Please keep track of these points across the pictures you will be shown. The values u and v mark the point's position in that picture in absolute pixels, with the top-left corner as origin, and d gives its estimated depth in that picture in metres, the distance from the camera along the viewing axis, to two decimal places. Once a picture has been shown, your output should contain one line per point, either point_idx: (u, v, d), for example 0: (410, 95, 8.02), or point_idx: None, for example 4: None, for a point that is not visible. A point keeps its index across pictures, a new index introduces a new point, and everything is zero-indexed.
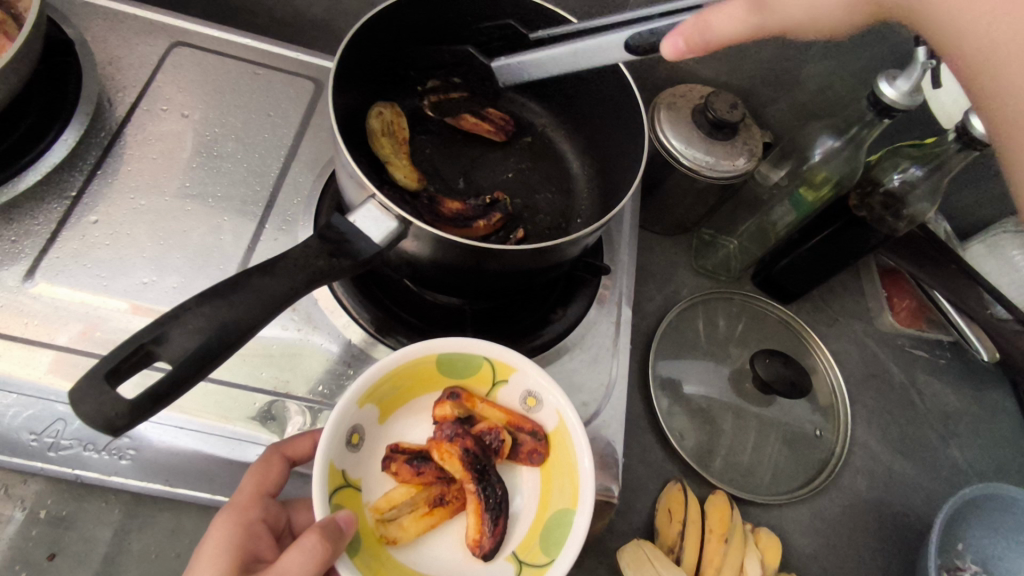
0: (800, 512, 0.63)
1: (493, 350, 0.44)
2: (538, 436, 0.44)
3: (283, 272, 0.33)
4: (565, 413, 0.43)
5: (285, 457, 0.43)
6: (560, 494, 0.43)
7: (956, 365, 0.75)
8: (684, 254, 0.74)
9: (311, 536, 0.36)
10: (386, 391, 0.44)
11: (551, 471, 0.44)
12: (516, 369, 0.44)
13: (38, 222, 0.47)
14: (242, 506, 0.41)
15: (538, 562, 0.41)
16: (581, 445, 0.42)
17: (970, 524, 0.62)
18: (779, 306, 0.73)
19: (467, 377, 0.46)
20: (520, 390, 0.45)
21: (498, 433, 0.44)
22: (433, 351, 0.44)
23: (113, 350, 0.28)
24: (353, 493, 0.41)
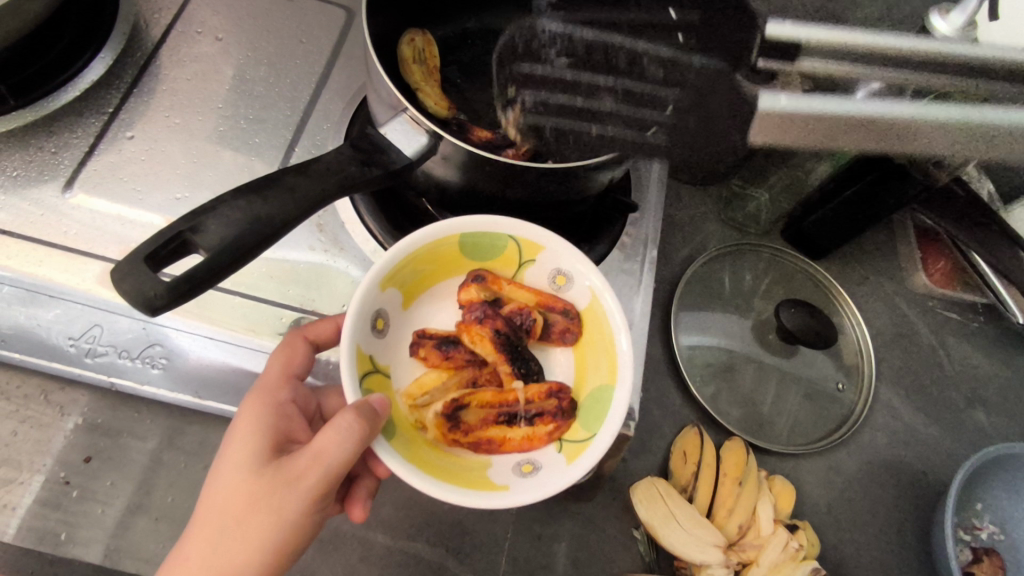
0: (816, 464, 0.63)
1: (520, 229, 0.43)
2: (569, 315, 0.44)
3: (316, 175, 0.33)
4: (597, 289, 0.42)
5: (307, 340, 0.44)
6: (597, 372, 0.43)
7: (989, 330, 0.73)
8: (713, 205, 0.73)
9: (347, 415, 0.37)
10: (409, 275, 0.44)
11: (585, 349, 0.44)
12: (543, 247, 0.44)
13: (77, 135, 0.48)
14: (270, 388, 0.43)
15: (578, 437, 0.40)
16: (616, 321, 0.42)
17: (990, 485, 0.61)
18: (805, 260, 0.72)
19: (492, 260, 0.45)
20: (549, 269, 0.45)
21: (528, 313, 0.44)
22: (456, 232, 0.43)
23: (152, 235, 0.29)
24: (382, 378, 0.42)
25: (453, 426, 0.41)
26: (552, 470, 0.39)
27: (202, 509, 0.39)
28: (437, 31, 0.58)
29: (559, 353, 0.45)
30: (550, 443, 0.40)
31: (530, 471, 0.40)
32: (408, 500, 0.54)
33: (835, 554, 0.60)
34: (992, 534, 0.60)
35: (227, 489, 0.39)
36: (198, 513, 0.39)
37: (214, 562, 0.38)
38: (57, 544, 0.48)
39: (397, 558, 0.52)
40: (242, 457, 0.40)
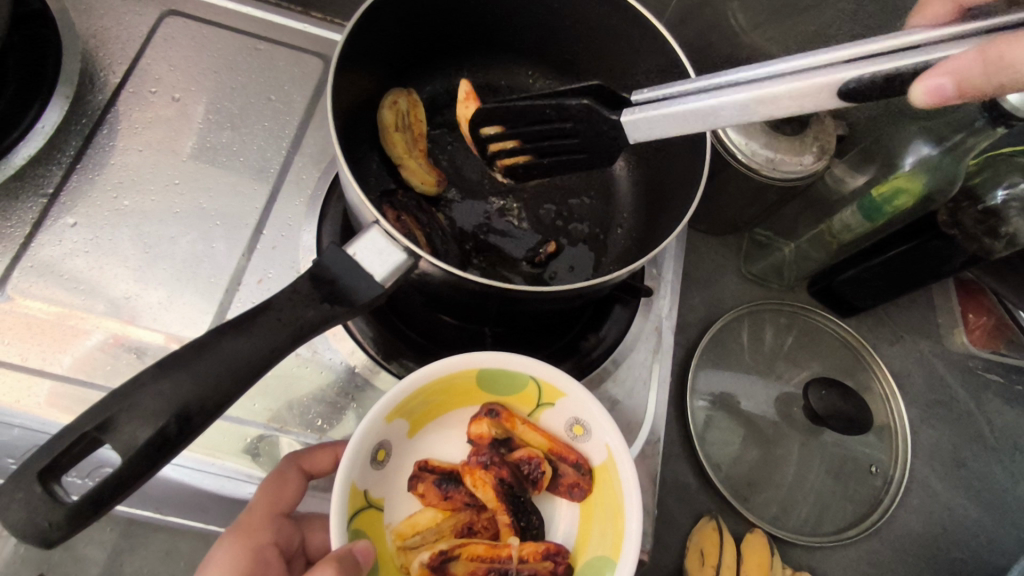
0: (845, 554, 0.58)
1: (540, 369, 0.37)
2: (582, 469, 0.38)
3: (262, 331, 0.27)
4: (615, 449, 0.36)
5: (302, 471, 0.38)
6: (601, 537, 0.37)
7: None
8: (733, 256, 0.67)
9: (324, 567, 0.31)
10: (419, 405, 0.38)
11: (592, 512, 0.38)
12: (566, 394, 0.38)
13: (11, 224, 0.42)
14: (253, 527, 0.37)
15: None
16: (632, 492, 0.35)
17: None
18: (836, 321, 0.65)
19: (509, 394, 0.39)
20: (568, 416, 0.39)
21: (538, 463, 0.39)
22: (474, 366, 0.37)
23: (50, 440, 0.23)
24: (376, 515, 0.36)
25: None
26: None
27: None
28: (426, 86, 0.51)
29: (562, 509, 0.39)
30: None
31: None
32: None
33: None
34: None
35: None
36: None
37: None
38: None
39: None
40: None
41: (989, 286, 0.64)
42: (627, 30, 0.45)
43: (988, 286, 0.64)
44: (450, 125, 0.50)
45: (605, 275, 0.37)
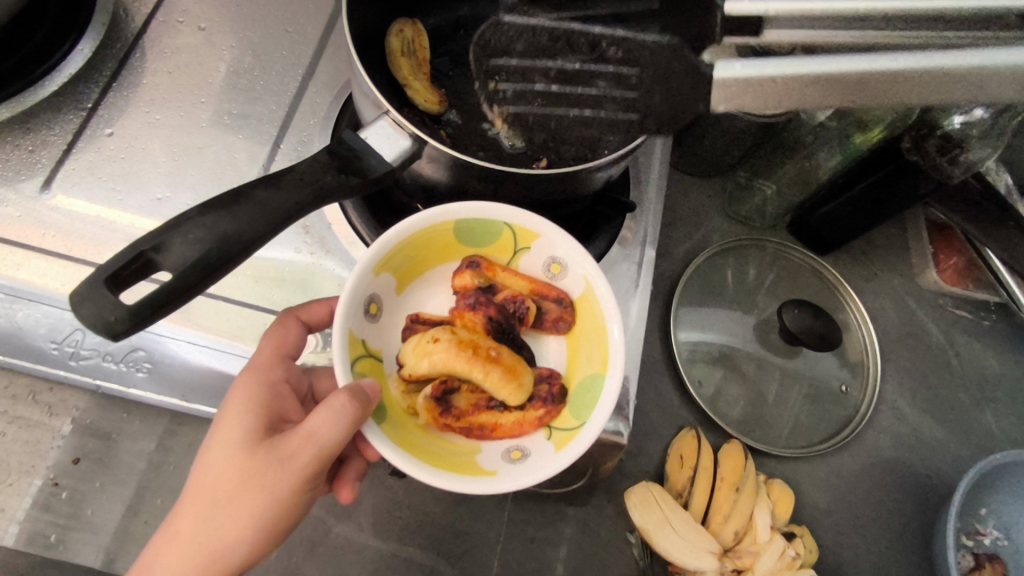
0: (817, 466, 0.62)
1: (514, 216, 0.42)
2: (563, 303, 0.43)
3: (288, 186, 0.32)
4: (591, 277, 0.41)
5: (300, 321, 0.42)
6: (588, 360, 0.42)
7: (1001, 328, 0.71)
8: (718, 198, 0.71)
9: (340, 396, 0.35)
10: (403, 262, 0.42)
11: (578, 340, 0.43)
12: (540, 234, 0.42)
13: (55, 133, 0.47)
14: (263, 365, 0.41)
15: (567, 426, 0.39)
16: (610, 309, 0.41)
17: (995, 491, 0.59)
18: (813, 256, 0.69)
19: (487, 246, 0.44)
20: (544, 257, 0.43)
21: (523, 302, 0.43)
22: (451, 218, 0.41)
23: (114, 256, 0.28)
24: (376, 362, 0.41)
25: (445, 411, 0.39)
26: (541, 457, 0.38)
27: (195, 485, 0.38)
28: (428, 21, 0.56)
29: (548, 343, 0.44)
30: (540, 427, 0.40)
31: (519, 457, 0.38)
32: (398, 504, 0.53)
33: (833, 558, 0.59)
34: (996, 539, 0.59)
35: (221, 466, 0.38)
36: (193, 484, 0.38)
37: (207, 533, 0.37)
38: (51, 546, 0.48)
39: (391, 564, 0.52)
40: (236, 435, 0.38)
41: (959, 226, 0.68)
42: None
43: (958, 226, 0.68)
44: (451, 55, 0.54)
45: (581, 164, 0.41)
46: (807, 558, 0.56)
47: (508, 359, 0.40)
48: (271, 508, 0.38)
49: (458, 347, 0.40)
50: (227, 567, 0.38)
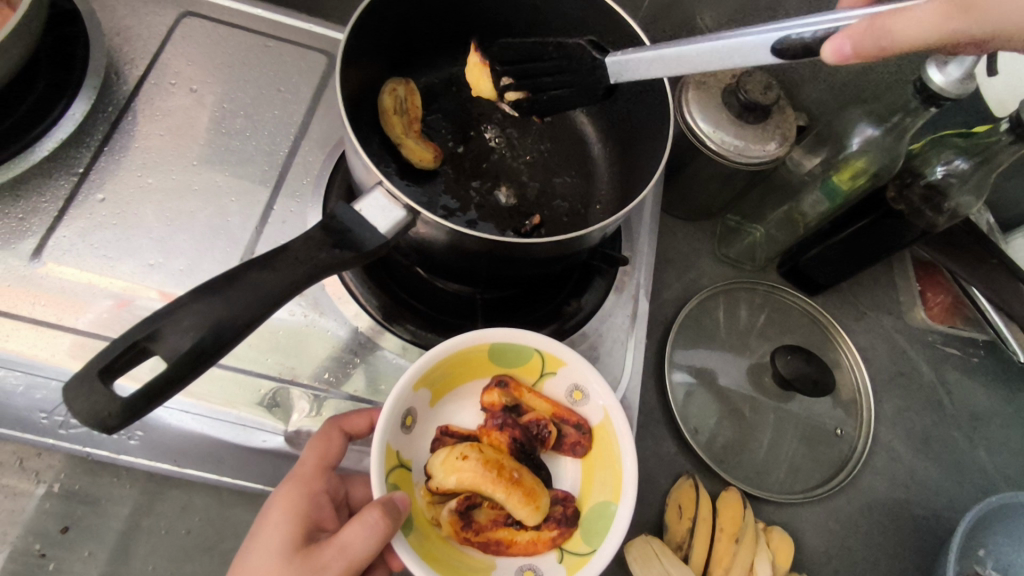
0: (815, 511, 0.61)
1: (543, 342, 0.42)
2: (582, 429, 0.43)
3: (283, 267, 0.32)
4: (612, 409, 0.42)
5: (342, 432, 0.42)
6: (602, 486, 0.42)
7: (990, 364, 0.72)
8: (708, 241, 0.72)
9: (373, 510, 0.36)
10: (440, 375, 0.42)
11: (592, 465, 0.43)
12: (567, 363, 0.43)
13: (45, 199, 0.47)
14: (306, 477, 0.41)
15: (580, 550, 0.39)
16: (626, 443, 0.41)
17: (993, 532, 0.60)
18: (805, 298, 0.70)
19: (515, 366, 0.44)
20: (568, 383, 0.44)
21: (546, 425, 0.43)
22: (489, 339, 0.42)
23: (108, 345, 0.28)
24: (406, 473, 0.41)
25: (466, 524, 0.39)
26: None
27: None
28: (421, 77, 0.57)
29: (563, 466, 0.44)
30: (553, 548, 0.40)
31: None
32: None
33: None
34: None
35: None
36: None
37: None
38: None
39: None
40: (275, 544, 0.38)
41: (944, 266, 0.69)
42: (600, 24, 0.50)
43: (943, 266, 0.69)
44: (444, 112, 0.54)
45: (580, 230, 0.42)
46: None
47: (527, 481, 0.41)
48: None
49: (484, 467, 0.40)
50: None
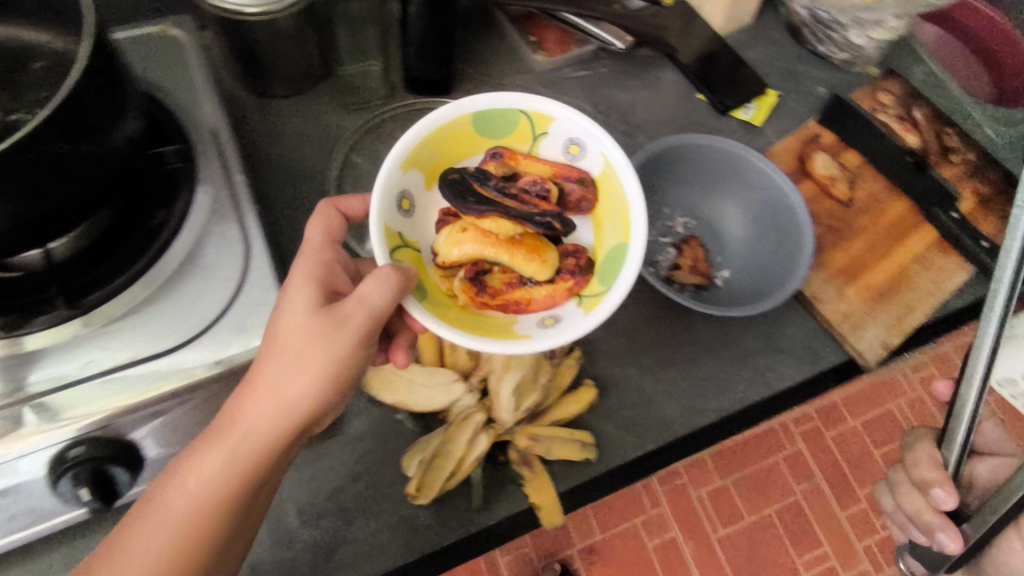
0: None
1: (528, 102, 0.51)
2: (585, 182, 0.52)
3: None
4: (611, 155, 0.51)
5: (340, 210, 0.53)
6: (612, 233, 0.51)
7: (616, 66, 0.81)
8: (331, 99, 0.74)
9: (382, 269, 0.43)
10: (428, 156, 0.50)
11: (600, 215, 0.52)
12: (553, 118, 0.51)
13: None
14: (317, 248, 0.50)
15: (595, 292, 0.49)
16: (629, 184, 0.50)
17: (665, 190, 0.71)
18: (439, 99, 0.75)
19: (505, 137, 0.52)
20: (562, 140, 0.52)
21: (543, 183, 0.52)
22: (464, 112, 0.50)
23: None
24: (415, 253, 0.49)
25: (480, 292, 0.49)
26: (573, 318, 0.48)
27: (269, 344, 0.45)
28: None
29: (577, 222, 0.52)
30: (570, 297, 0.49)
31: (552, 323, 0.48)
32: None
33: None
34: (685, 225, 0.70)
35: (296, 324, 0.45)
36: (267, 345, 0.45)
37: (275, 399, 0.43)
38: None
39: None
40: (306, 300, 0.46)
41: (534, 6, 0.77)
42: None
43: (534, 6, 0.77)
44: None
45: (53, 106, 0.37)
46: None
47: (529, 242, 0.50)
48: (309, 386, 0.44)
49: (482, 236, 0.50)
50: (294, 420, 0.44)
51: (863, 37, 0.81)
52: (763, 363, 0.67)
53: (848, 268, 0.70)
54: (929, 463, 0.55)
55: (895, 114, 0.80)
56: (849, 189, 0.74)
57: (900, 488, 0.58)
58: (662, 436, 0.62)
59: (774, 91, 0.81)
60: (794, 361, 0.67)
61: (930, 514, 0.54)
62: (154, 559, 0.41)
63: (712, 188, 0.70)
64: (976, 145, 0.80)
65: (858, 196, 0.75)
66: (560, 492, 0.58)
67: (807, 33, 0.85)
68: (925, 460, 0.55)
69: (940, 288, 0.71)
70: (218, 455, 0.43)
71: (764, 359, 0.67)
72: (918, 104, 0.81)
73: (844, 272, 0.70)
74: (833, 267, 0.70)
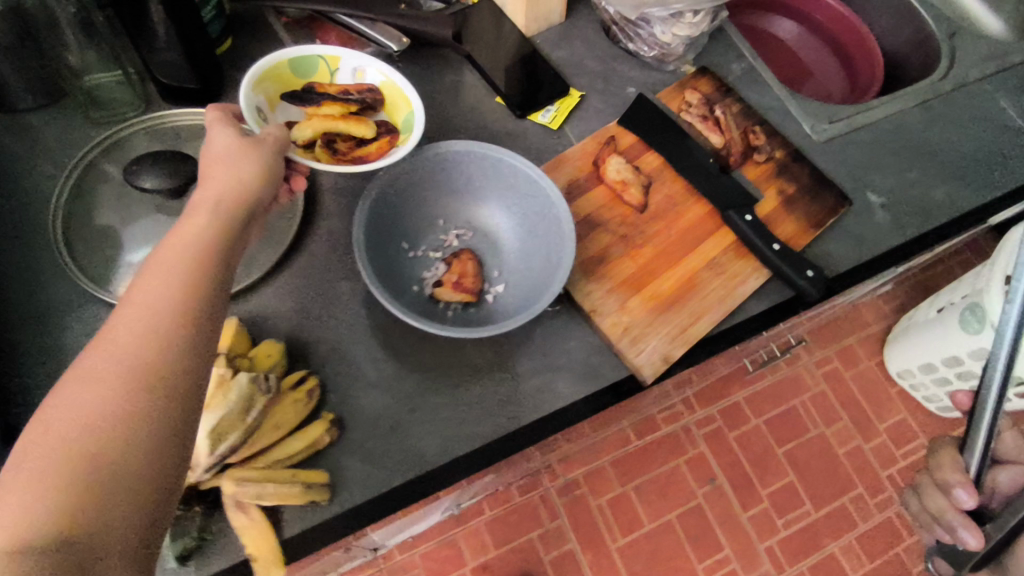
0: (281, 283, 0.63)
1: (322, 51, 0.70)
2: (372, 90, 0.72)
3: None
4: (387, 73, 0.72)
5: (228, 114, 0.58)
6: (402, 106, 0.72)
7: (408, 67, 0.76)
8: (77, 113, 0.68)
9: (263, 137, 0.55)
10: (266, 85, 0.67)
11: (389, 104, 0.73)
12: (340, 56, 0.71)
13: None
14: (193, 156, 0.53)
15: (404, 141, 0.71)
16: (404, 86, 0.72)
17: (436, 202, 0.66)
18: (194, 112, 0.68)
19: (312, 75, 0.71)
20: (350, 70, 0.72)
21: (350, 94, 0.70)
22: (284, 57, 0.68)
23: None
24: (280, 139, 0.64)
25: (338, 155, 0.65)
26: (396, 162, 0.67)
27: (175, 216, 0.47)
28: None
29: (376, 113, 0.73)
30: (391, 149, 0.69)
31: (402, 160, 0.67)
32: None
33: (330, 344, 0.61)
34: (459, 238, 0.66)
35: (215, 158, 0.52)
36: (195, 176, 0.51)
37: (181, 239, 0.46)
38: None
39: None
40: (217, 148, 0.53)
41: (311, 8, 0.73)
42: None
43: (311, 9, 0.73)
44: None
45: None
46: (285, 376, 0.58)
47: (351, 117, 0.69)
48: (207, 223, 0.47)
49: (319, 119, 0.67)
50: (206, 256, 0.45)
51: (669, 34, 0.76)
52: (534, 384, 0.62)
53: (633, 277, 0.66)
54: (953, 467, 0.60)
55: (698, 114, 0.76)
56: (644, 192, 0.70)
57: (924, 490, 0.63)
58: (412, 468, 0.57)
59: (577, 92, 0.78)
60: (571, 379, 0.62)
61: (951, 511, 0.59)
62: (125, 338, 0.39)
63: (485, 197, 0.66)
64: (785, 144, 0.77)
65: (653, 200, 0.71)
66: (285, 539, 0.53)
67: (617, 32, 0.81)
68: (948, 464, 0.60)
69: (730, 295, 0.67)
70: (171, 246, 0.45)
71: (536, 380, 0.62)
72: (723, 104, 0.78)
73: (628, 282, 0.66)
74: (618, 277, 0.66)
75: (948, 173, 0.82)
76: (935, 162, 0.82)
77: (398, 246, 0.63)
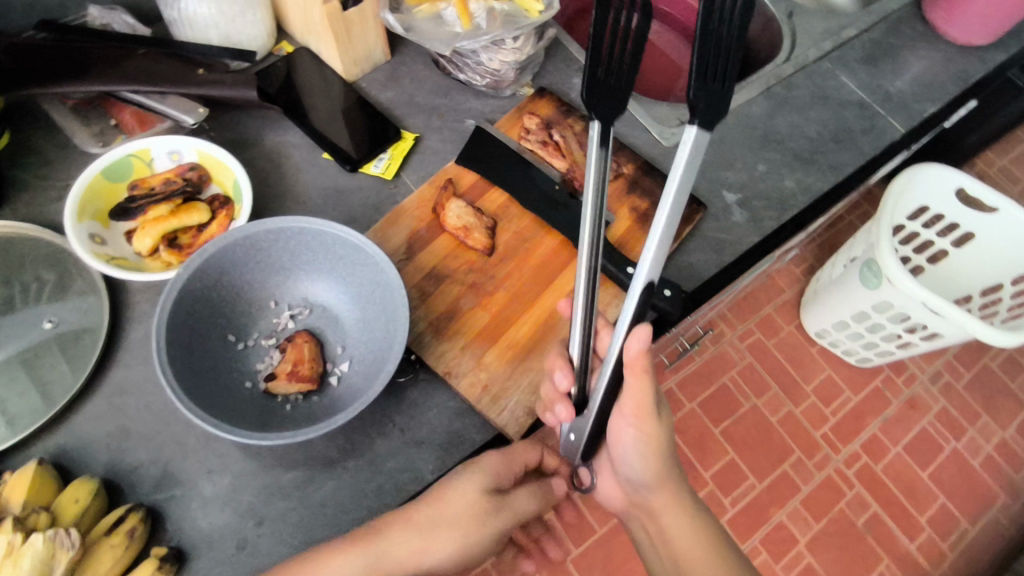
0: (94, 406, 0.57)
1: (129, 146, 0.63)
2: (194, 168, 0.65)
3: None
4: (200, 146, 0.65)
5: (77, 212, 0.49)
6: (227, 174, 0.65)
7: (221, 138, 0.71)
8: None
9: None
10: (92, 207, 0.61)
11: (216, 176, 0.65)
12: (149, 147, 0.64)
13: None
14: None
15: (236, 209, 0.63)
16: (220, 153, 0.64)
17: (263, 284, 0.61)
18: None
19: (131, 176, 0.64)
20: (165, 155, 0.65)
21: (171, 182, 0.64)
22: (97, 171, 0.61)
23: None
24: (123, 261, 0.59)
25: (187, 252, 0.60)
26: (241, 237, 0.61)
27: None
28: None
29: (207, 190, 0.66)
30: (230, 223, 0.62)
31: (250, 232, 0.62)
32: None
33: (158, 465, 0.55)
34: (297, 316, 0.62)
35: None
36: None
37: None
38: None
39: None
40: None
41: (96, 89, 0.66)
42: None
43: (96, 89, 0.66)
44: None
45: None
46: (101, 518, 0.52)
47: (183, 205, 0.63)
48: None
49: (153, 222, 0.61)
50: None
51: (497, 61, 0.73)
52: (394, 466, 0.57)
53: (487, 329, 0.63)
54: (563, 358, 0.57)
55: (538, 140, 0.73)
56: (489, 234, 0.66)
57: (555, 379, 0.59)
58: None
59: (411, 134, 0.74)
60: (433, 451, 0.58)
61: (560, 396, 0.55)
62: None
63: (315, 270, 0.61)
64: (633, 157, 0.75)
65: (500, 240, 0.68)
66: None
67: (445, 63, 0.77)
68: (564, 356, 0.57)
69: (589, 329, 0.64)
70: None
71: (395, 461, 0.57)
72: (562, 126, 0.75)
73: (483, 334, 0.62)
74: (471, 330, 0.63)
75: (795, 158, 0.82)
76: (782, 149, 0.82)
77: (223, 342, 0.58)
